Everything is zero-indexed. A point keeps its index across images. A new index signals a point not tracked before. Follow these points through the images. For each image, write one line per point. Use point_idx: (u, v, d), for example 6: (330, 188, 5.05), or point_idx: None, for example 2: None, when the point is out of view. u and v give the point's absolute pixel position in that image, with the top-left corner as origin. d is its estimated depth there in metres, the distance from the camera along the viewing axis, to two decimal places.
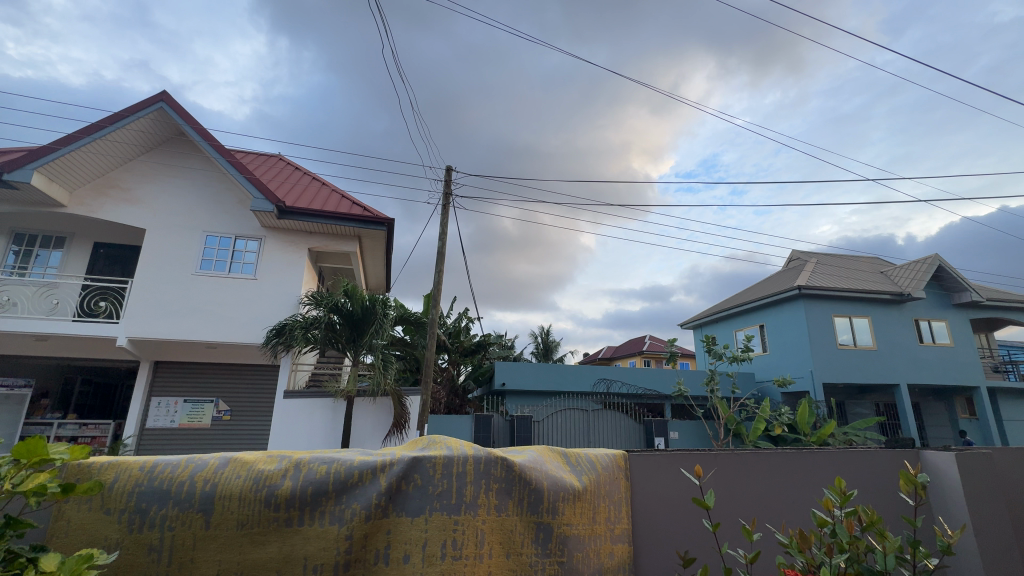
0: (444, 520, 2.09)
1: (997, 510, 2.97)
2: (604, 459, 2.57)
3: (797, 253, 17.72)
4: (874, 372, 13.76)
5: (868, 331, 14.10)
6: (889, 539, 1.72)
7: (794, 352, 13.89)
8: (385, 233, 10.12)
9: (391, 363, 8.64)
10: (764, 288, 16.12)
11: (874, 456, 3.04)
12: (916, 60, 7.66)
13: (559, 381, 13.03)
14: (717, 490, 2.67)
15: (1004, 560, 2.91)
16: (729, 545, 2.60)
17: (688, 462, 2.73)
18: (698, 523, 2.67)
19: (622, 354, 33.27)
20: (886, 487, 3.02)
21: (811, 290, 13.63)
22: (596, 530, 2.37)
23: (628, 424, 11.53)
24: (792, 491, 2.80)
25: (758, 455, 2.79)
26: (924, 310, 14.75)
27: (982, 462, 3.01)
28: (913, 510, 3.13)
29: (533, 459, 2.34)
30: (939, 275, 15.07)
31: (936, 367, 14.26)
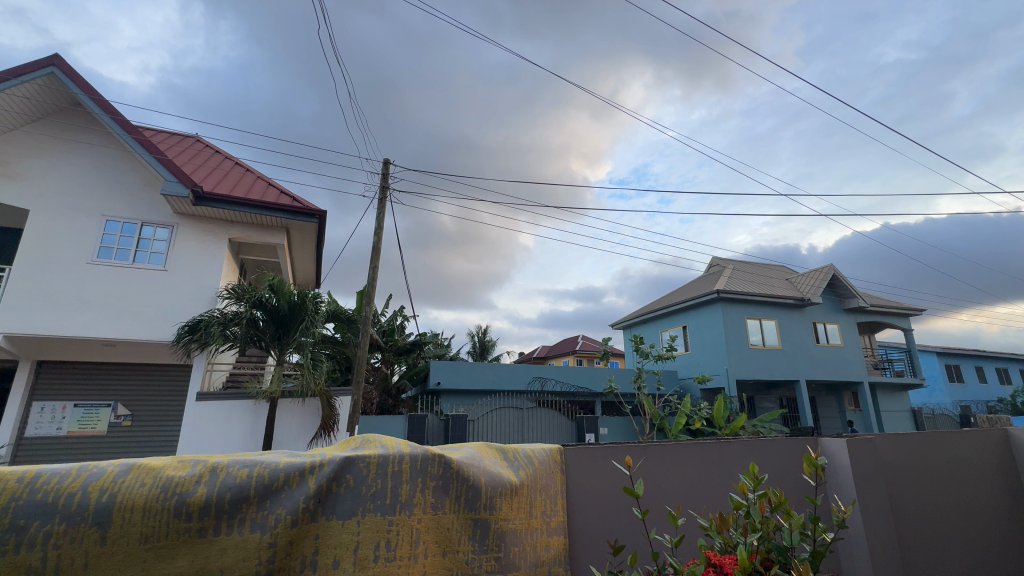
0: (378, 521, 2.02)
1: (877, 490, 3.37)
2: (540, 454, 2.61)
3: (716, 260, 19.15)
4: (780, 370, 15.16)
5: (775, 332, 15.54)
6: (794, 517, 1.86)
7: (713, 352, 14.98)
8: (316, 225, 9.62)
9: (320, 363, 8.16)
10: (687, 291, 17.25)
11: (780, 444, 3.33)
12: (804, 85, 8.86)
13: (494, 380, 13.14)
14: (645, 480, 2.79)
15: (883, 533, 3.30)
16: (656, 531, 2.75)
17: (619, 454, 2.85)
18: (627, 511, 2.79)
19: (556, 353, 34.20)
20: (790, 471, 3.32)
21: (728, 294, 14.77)
22: (533, 525, 2.40)
23: (561, 421, 11.82)
24: (710, 479, 3.01)
25: (681, 446, 2.96)
26: (821, 314, 16.47)
27: (865, 445, 3.42)
28: (814, 491, 3.46)
29: (470, 456, 2.32)
30: (833, 282, 16.94)
31: (831, 366, 15.95)
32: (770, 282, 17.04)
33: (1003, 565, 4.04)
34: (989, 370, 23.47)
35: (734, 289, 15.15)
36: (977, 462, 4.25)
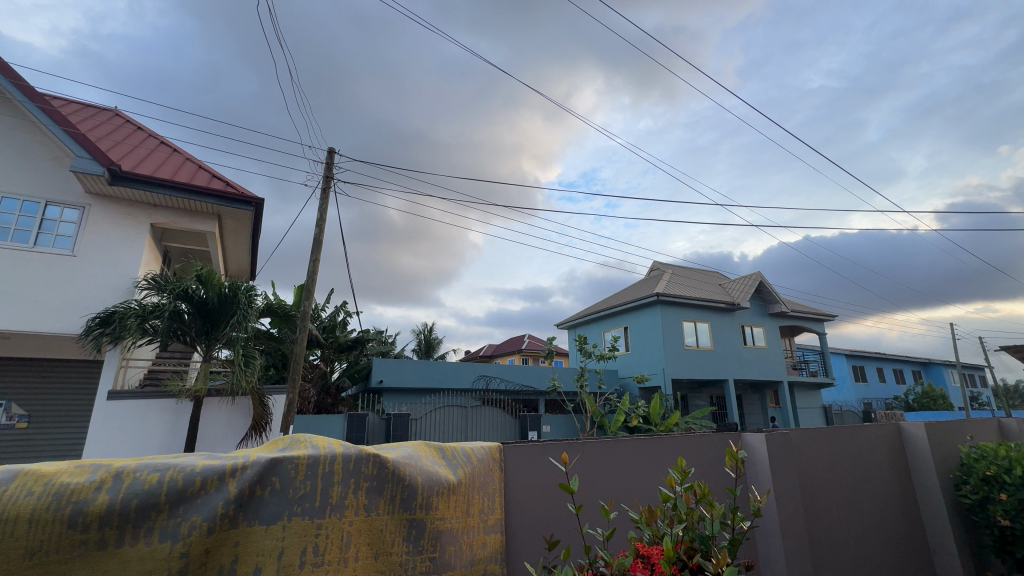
0: (305, 525, 1.93)
1: (790, 480, 3.65)
2: (480, 452, 2.60)
3: (656, 264, 20.03)
4: (711, 370, 16.10)
5: (708, 334, 16.49)
6: (715, 507, 1.98)
7: (651, 352, 15.67)
8: (251, 214, 9.06)
9: (253, 360, 7.66)
10: (629, 293, 17.92)
11: (707, 439, 3.53)
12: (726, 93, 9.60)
13: (438, 379, 13.01)
14: (580, 476, 2.87)
15: (794, 520, 3.58)
16: (589, 525, 2.82)
17: (557, 451, 2.89)
18: (562, 507, 2.84)
19: (503, 352, 34.35)
20: (714, 464, 3.53)
21: (667, 297, 15.49)
22: (469, 523, 2.39)
23: (505, 419, 11.89)
24: (642, 473, 3.14)
25: (616, 442, 3.05)
26: (749, 318, 17.66)
27: (781, 440, 3.70)
28: (734, 482, 3.70)
29: (408, 455, 2.27)
30: (760, 289, 18.22)
31: (756, 366, 17.15)
32: (705, 287, 18.07)
33: (893, 545, 4.50)
34: (888, 371, 26.22)
35: (672, 292, 15.92)
36: (874, 453, 4.73)
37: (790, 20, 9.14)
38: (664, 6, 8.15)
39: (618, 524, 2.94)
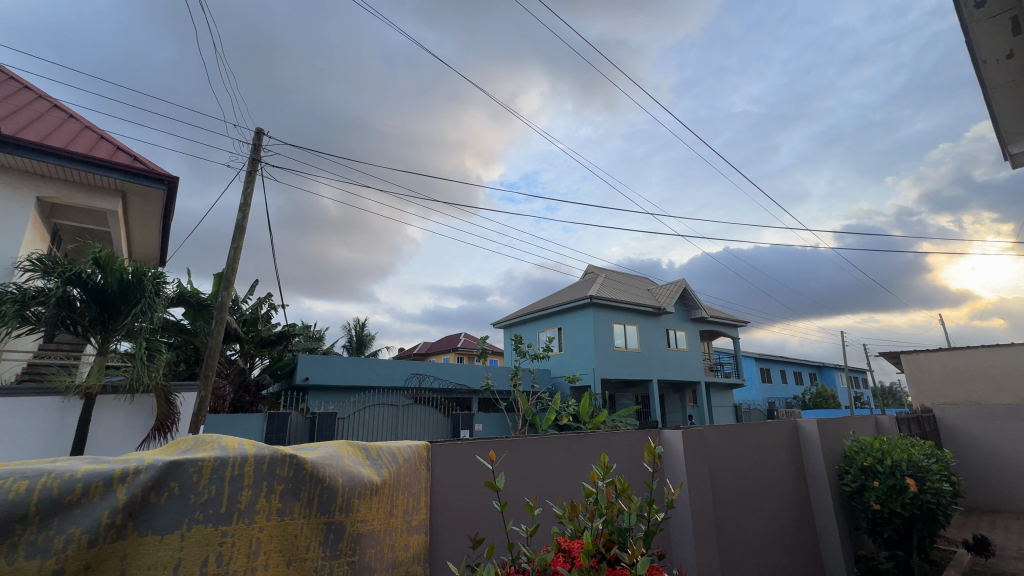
0: (207, 533, 1.78)
1: (701, 473, 3.91)
2: (406, 451, 2.54)
3: (591, 268, 20.74)
4: (637, 370, 16.92)
5: (636, 336, 17.33)
6: (633, 501, 2.08)
7: (583, 353, 16.20)
8: (164, 193, 8.25)
9: (158, 354, 6.92)
10: (564, 295, 18.42)
11: (629, 436, 3.70)
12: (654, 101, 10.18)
13: (369, 376, 12.59)
14: (506, 474, 2.89)
15: (704, 510, 3.83)
16: (513, 522, 2.84)
17: (484, 449, 2.90)
18: (487, 505, 2.85)
19: (438, 350, 33.95)
20: (634, 460, 3.70)
21: (599, 300, 16.11)
22: (392, 524, 2.33)
23: (437, 418, 11.74)
24: (567, 469, 3.23)
25: (542, 440, 3.12)
26: (673, 322, 18.77)
27: (695, 436, 3.96)
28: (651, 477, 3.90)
29: (328, 455, 2.17)
30: (684, 295, 19.44)
31: (677, 367, 18.26)
32: (635, 291, 18.98)
33: (788, 531, 4.96)
34: (789, 372, 29.02)
35: (604, 295, 16.57)
36: (775, 446, 5.21)
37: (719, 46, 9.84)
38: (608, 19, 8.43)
39: (542, 520, 3.00)
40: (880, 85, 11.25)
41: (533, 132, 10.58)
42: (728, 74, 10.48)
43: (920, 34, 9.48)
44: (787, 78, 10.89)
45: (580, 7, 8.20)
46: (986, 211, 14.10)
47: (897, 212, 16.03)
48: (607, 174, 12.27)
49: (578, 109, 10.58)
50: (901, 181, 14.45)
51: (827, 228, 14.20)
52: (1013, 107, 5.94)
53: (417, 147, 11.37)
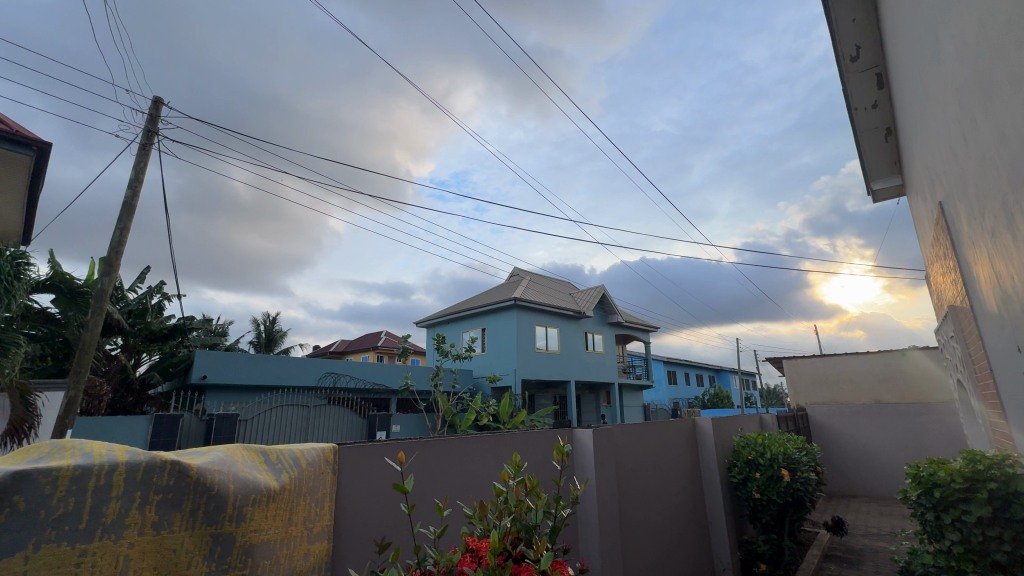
0: (62, 554, 1.55)
1: (608, 469, 4.11)
2: (310, 455, 2.40)
3: (516, 270, 21.07)
4: (556, 371, 17.44)
5: (556, 339, 17.87)
6: (541, 498, 2.15)
7: (505, 354, 16.40)
8: (31, 160, 7.08)
9: (15, 347, 5.88)
10: (489, 296, 18.53)
11: (541, 435, 3.80)
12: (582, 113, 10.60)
13: (277, 375, 11.77)
14: (416, 476, 2.83)
15: (609, 504, 4.03)
16: (421, 525, 2.79)
17: (393, 450, 2.82)
18: (395, 508, 2.77)
19: (356, 349, 32.59)
20: (545, 457, 3.82)
21: (523, 302, 16.40)
22: (291, 533, 2.18)
23: (351, 419, 11.23)
24: (478, 469, 3.24)
25: (454, 440, 3.11)
26: (592, 325, 19.61)
27: (605, 434, 4.16)
28: (560, 474, 4.03)
29: (217, 460, 1.99)
30: (603, 300, 20.39)
31: (594, 369, 19.09)
32: (557, 295, 19.57)
33: (684, 521, 5.37)
34: (691, 374, 31.55)
35: (528, 298, 16.90)
36: (675, 443, 5.64)
37: (644, 68, 10.47)
38: (542, 28, 8.63)
39: (452, 521, 2.98)
40: (776, 119, 12.62)
41: (464, 131, 10.53)
42: (650, 95, 11.18)
43: (809, 79, 10.78)
44: (701, 104, 11.87)
45: (516, 13, 8.31)
46: (854, 237, 16.37)
47: (786, 233, 18.05)
48: (535, 179, 12.56)
49: (511, 113, 10.71)
50: (790, 206, 16.34)
51: (729, 244, 15.64)
52: (876, 150, 6.95)
53: (342, 135, 10.83)
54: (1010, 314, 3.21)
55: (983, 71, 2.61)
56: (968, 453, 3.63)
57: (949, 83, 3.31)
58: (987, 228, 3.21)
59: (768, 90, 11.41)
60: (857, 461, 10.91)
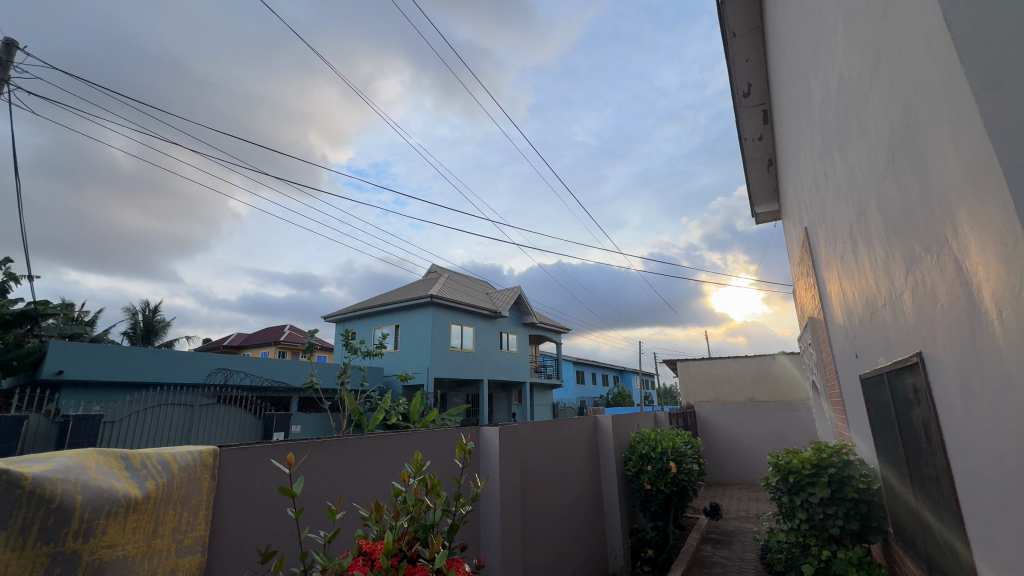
0: None
1: (512, 467, 4.19)
2: (183, 458, 2.16)
3: (434, 267, 20.76)
4: (470, 370, 17.44)
5: (471, 337, 17.88)
6: (440, 496, 2.13)
7: (418, 351, 16.08)
8: None
9: None
10: (404, 292, 18.05)
11: (443, 433, 3.78)
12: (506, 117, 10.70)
13: (155, 371, 10.47)
14: (306, 479, 2.67)
15: (511, 501, 4.10)
16: (310, 530, 2.62)
17: (281, 452, 2.63)
18: (280, 513, 2.58)
19: (254, 344, 29.95)
20: (447, 456, 3.80)
21: (439, 299, 16.19)
22: (155, 547, 1.94)
23: (244, 419, 10.31)
24: (376, 469, 3.13)
25: (350, 440, 2.98)
26: (507, 325, 19.91)
27: (510, 432, 4.24)
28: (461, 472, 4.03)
29: (62, 468, 1.71)
30: (519, 301, 20.79)
31: (507, 368, 19.39)
32: (474, 294, 19.60)
33: (582, 514, 5.64)
34: (598, 374, 33.28)
35: (444, 295, 16.71)
36: (578, 440, 5.92)
37: (568, 79, 10.87)
38: (473, 26, 8.63)
39: (344, 524, 2.84)
40: (682, 142, 13.79)
41: (385, 121, 10.16)
42: (572, 106, 11.71)
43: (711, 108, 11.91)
44: (618, 120, 12.60)
45: (447, 6, 8.15)
46: (741, 253, 18.31)
47: (686, 246, 19.73)
48: (456, 177, 12.49)
49: (437, 108, 10.50)
50: (690, 222, 17.90)
51: (637, 253, 16.76)
52: (760, 178, 7.87)
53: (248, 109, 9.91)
54: (851, 325, 3.80)
55: (841, 117, 3.07)
56: (817, 444, 4.24)
57: (816, 126, 3.83)
58: (838, 253, 3.78)
59: (677, 114, 12.44)
60: (733, 453, 12.21)
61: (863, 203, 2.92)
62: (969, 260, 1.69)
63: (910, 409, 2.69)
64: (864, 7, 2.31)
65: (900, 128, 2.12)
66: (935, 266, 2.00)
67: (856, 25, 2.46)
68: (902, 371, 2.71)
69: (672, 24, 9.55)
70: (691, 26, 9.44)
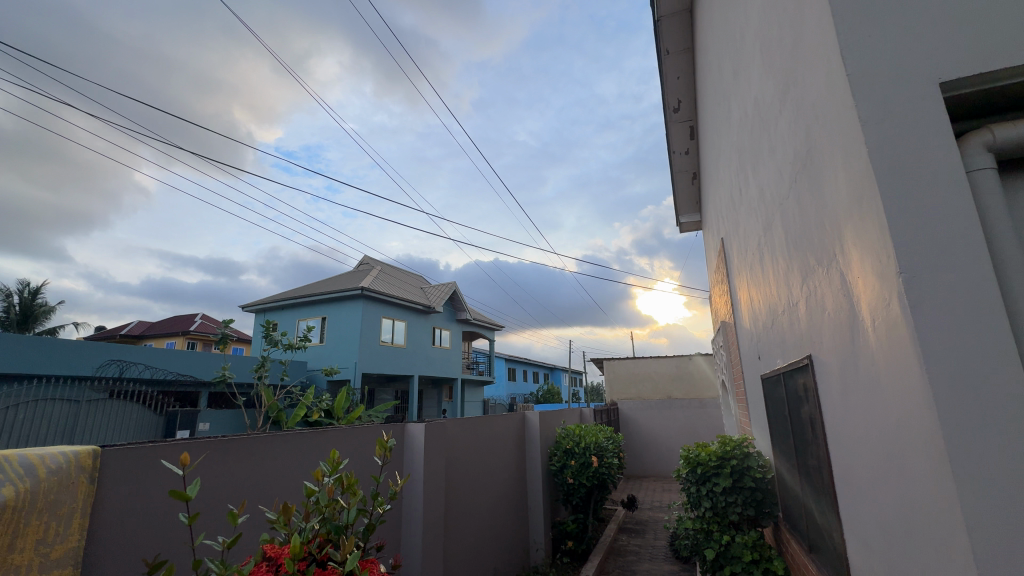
0: None
1: (437, 464, 4.14)
2: (54, 461, 1.90)
3: (367, 259, 20.02)
4: (400, 365, 17.03)
5: (403, 332, 17.44)
6: (356, 496, 2.03)
7: (346, 345, 15.42)
8: None
9: None
10: (332, 283, 17.24)
11: (363, 430, 3.65)
12: (449, 111, 10.43)
13: (32, 361, 9.16)
14: (205, 480, 2.45)
15: (434, 498, 4.05)
16: (206, 537, 2.42)
17: (174, 452, 2.39)
18: (172, 519, 2.36)
19: (158, 333, 27.20)
20: (367, 453, 3.67)
21: (370, 292, 15.63)
22: (15, 562, 1.69)
23: (143, 416, 9.33)
24: (286, 469, 2.95)
25: (257, 439, 2.78)
26: (440, 321, 19.66)
27: (437, 429, 4.18)
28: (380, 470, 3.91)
29: None
30: (453, 297, 20.63)
31: (439, 364, 19.15)
32: (408, 288, 19.15)
33: (506, 509, 5.70)
34: (529, 372, 33.87)
35: (376, 288, 16.15)
36: (505, 437, 5.98)
37: (512, 79, 10.90)
38: (419, 13, 8.37)
39: (247, 529, 2.65)
40: (618, 150, 14.37)
41: (319, 103, 9.68)
42: (516, 106, 11.77)
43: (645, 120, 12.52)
44: (558, 123, 12.87)
45: None
46: None
47: (617, 251, 20.59)
48: (393, 167, 12.15)
49: (377, 94, 9.94)
50: (621, 227, 18.70)
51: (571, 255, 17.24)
52: (685, 190, 8.39)
53: None
54: (756, 330, 4.15)
55: (755, 137, 3.33)
56: (722, 438, 4.60)
57: (734, 143, 4.14)
58: (748, 263, 4.12)
59: (614, 123, 12.97)
60: (651, 447, 12.94)
61: (770, 218, 3.19)
62: (851, 273, 1.91)
63: (800, 407, 2.98)
64: (777, 39, 2.52)
65: (802, 152, 2.34)
66: (824, 278, 2.23)
67: (770, 55, 2.69)
68: (795, 371, 3.00)
69: (614, 36, 9.92)
70: (631, 40, 9.86)
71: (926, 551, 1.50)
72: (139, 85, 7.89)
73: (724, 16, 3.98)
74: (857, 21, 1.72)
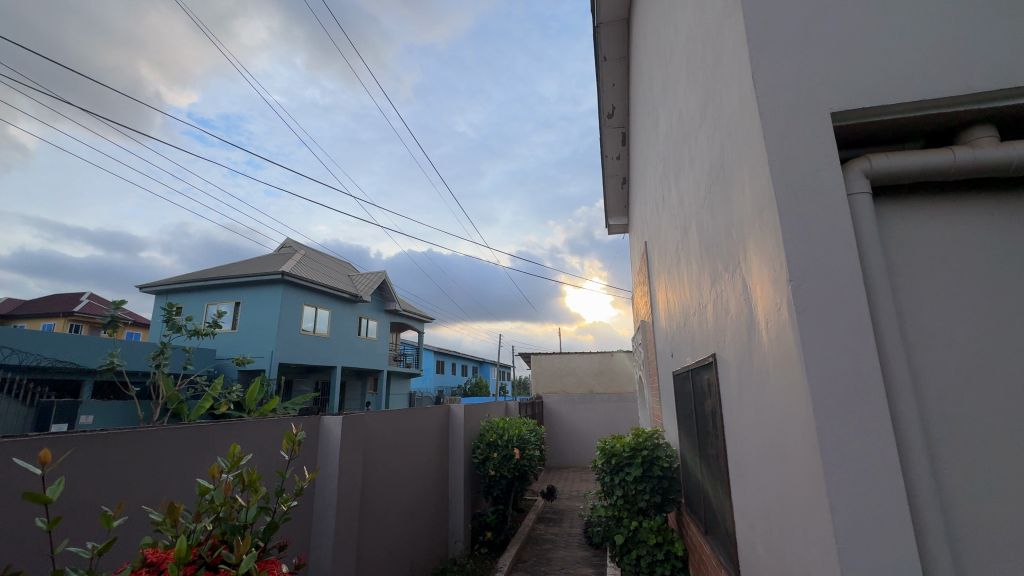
0: None
1: (353, 458, 3.98)
2: None
3: (289, 241, 18.80)
4: (322, 356, 16.20)
5: (326, 322, 16.60)
6: (258, 493, 1.88)
7: (261, 333, 14.39)
8: None
9: None
10: (248, 265, 16.00)
11: (270, 424, 3.41)
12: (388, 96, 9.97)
13: None
14: (73, 480, 2.16)
15: (349, 494, 3.89)
16: (71, 543, 2.13)
17: (32, 449, 2.08)
18: (27, 524, 2.05)
19: (31, 313, 23.65)
20: (274, 447, 3.45)
21: (292, 278, 14.68)
22: None
23: (8, 408, 8.09)
24: (174, 465, 2.69)
25: (138, 432, 2.50)
26: (367, 311, 18.97)
27: (355, 422, 4.03)
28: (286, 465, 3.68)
29: None
30: (382, 286, 20.01)
31: (364, 355, 18.49)
32: (334, 275, 18.25)
33: (425, 503, 5.62)
34: (456, 365, 33.76)
35: (298, 274, 15.20)
36: (428, 430, 5.90)
37: (455, 68, 10.69)
38: None
39: (123, 533, 2.37)
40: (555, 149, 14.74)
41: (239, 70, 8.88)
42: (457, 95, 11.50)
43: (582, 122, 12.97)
44: (498, 117, 12.88)
45: None
46: None
47: None
48: (322, 147, 11.48)
49: (309, 68, 9.29)
50: None
51: None
52: (615, 194, 8.76)
53: None
54: (671, 329, 4.42)
55: (677, 146, 3.52)
56: (636, 430, 4.86)
57: (660, 152, 4.36)
58: (666, 265, 4.38)
59: (552, 122, 13.33)
60: (571, 439, 13.44)
61: (687, 225, 3.41)
62: (751, 279, 2.08)
63: (704, 401, 3.21)
64: (700, 57, 2.68)
65: (716, 165, 2.52)
66: (730, 283, 2.41)
67: (694, 71, 2.85)
68: (701, 368, 3.23)
69: (557, 37, 10.15)
70: (573, 42, 10.21)
71: (799, 528, 1.68)
72: (26, 29, 6.41)
73: (657, 30, 4.17)
74: (769, 46, 1.87)
